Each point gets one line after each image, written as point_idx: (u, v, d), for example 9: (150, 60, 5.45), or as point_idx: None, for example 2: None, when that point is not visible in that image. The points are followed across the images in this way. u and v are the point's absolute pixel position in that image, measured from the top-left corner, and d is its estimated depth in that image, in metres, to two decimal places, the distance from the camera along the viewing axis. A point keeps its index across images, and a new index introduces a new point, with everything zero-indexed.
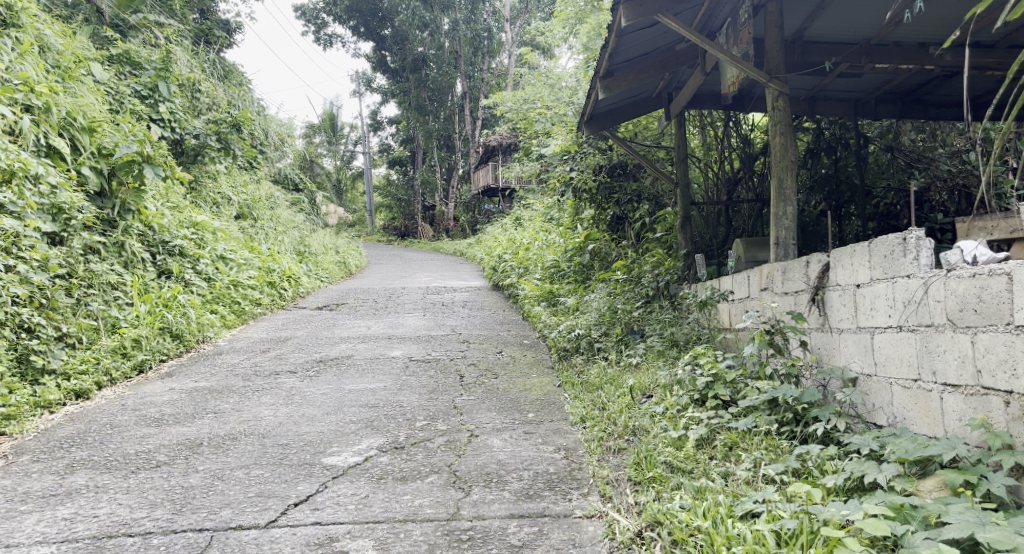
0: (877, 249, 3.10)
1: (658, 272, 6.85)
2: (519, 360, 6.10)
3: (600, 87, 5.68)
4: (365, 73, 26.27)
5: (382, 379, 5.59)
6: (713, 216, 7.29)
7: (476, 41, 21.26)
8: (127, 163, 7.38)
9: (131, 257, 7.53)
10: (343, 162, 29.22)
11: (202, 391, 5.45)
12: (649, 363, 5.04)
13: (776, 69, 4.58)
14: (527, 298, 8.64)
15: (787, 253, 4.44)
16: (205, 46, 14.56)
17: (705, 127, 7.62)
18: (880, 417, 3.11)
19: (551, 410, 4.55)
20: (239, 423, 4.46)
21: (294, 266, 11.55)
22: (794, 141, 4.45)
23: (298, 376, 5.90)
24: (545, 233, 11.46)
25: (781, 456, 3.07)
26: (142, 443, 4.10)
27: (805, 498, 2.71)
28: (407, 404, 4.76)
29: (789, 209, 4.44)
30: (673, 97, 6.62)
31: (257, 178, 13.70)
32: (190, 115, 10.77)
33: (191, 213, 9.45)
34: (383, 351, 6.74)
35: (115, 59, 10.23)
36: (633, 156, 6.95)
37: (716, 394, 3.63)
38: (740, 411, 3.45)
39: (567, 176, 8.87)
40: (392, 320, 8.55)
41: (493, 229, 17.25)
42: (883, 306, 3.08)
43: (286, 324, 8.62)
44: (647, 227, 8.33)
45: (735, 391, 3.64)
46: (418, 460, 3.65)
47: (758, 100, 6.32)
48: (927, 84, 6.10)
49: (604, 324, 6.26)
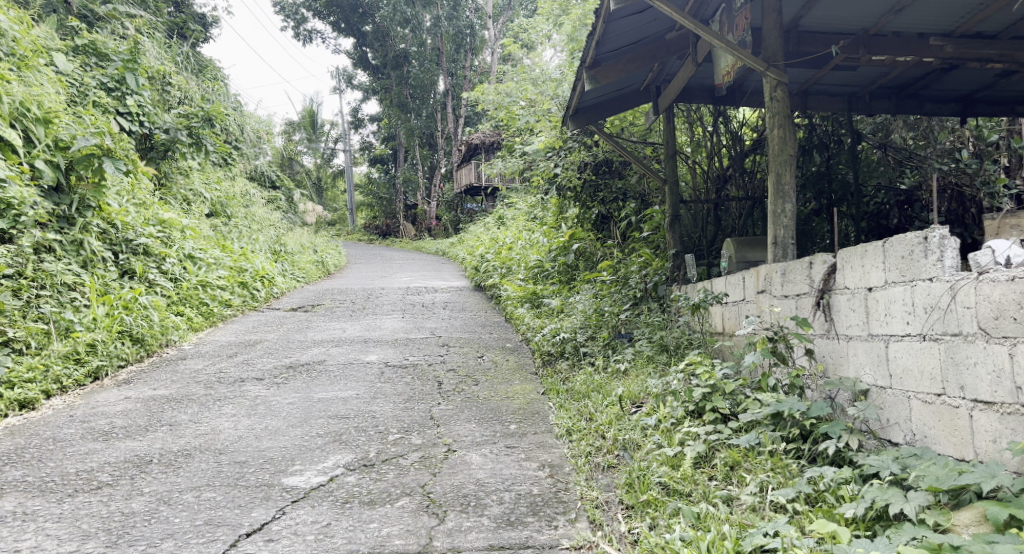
0: (892, 249, 2.82)
1: (645, 273, 6.56)
2: (500, 365, 5.78)
3: (586, 77, 5.35)
4: (345, 70, 25.89)
5: (354, 386, 5.25)
6: (702, 215, 6.98)
7: (458, 38, 21.20)
8: (85, 156, 7.11)
9: (90, 256, 7.22)
10: (324, 160, 28.79)
11: (160, 400, 5.11)
12: (638, 369, 4.77)
13: (774, 56, 4.27)
14: (509, 299, 8.33)
15: (786, 254, 4.14)
16: (180, 40, 14.13)
17: (694, 122, 7.34)
18: (896, 435, 2.83)
19: (534, 421, 4.24)
20: (196, 437, 4.12)
21: (269, 265, 11.18)
22: (793, 133, 4.14)
23: (265, 383, 5.55)
24: (528, 232, 11.18)
25: (789, 479, 2.77)
26: (85, 460, 3.75)
27: (827, 536, 2.42)
28: (381, 415, 4.43)
29: (788, 207, 4.12)
30: (662, 90, 6.35)
31: (232, 174, 13.31)
32: (160, 109, 10.37)
33: (157, 210, 9.08)
34: (358, 356, 6.39)
35: (81, 50, 9.81)
36: (618, 152, 6.67)
37: (714, 407, 3.32)
38: (741, 426, 3.15)
39: (551, 173, 8.68)
40: (369, 322, 8.20)
41: (476, 227, 16.92)
42: (899, 312, 2.80)
43: (257, 327, 8.25)
44: (632, 226, 8.09)
45: (735, 403, 3.34)
46: (387, 480, 3.32)
47: (750, 94, 6.08)
48: (924, 78, 5.83)
49: (590, 327, 5.98)
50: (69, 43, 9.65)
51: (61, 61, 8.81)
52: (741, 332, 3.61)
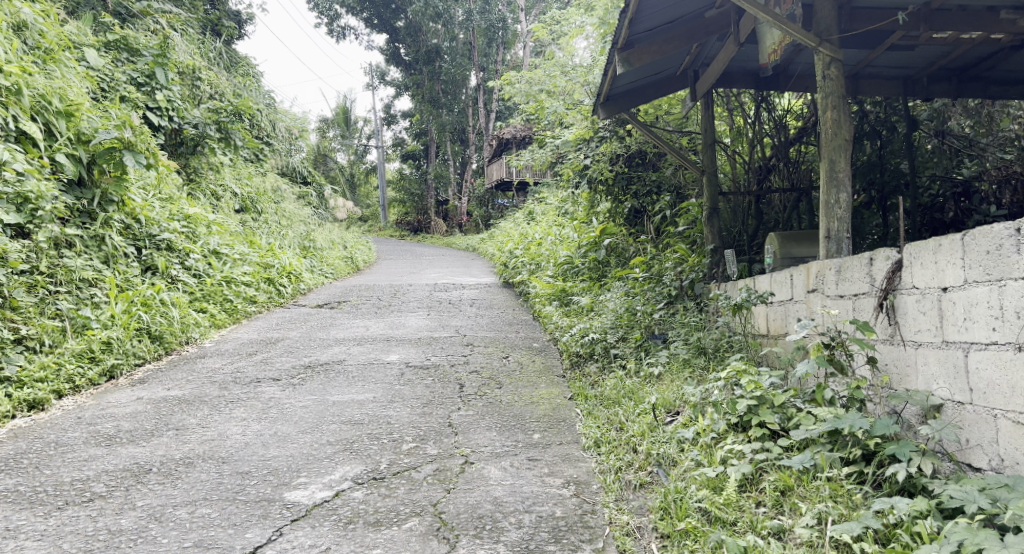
0: (975, 243, 2.47)
1: (681, 270, 6.20)
2: (526, 367, 5.45)
3: (618, 60, 5.00)
4: (378, 66, 25.77)
5: (371, 389, 4.98)
6: (742, 207, 6.56)
7: (490, 32, 20.89)
8: (107, 150, 6.95)
9: (112, 252, 7.07)
10: (356, 156, 28.72)
11: (171, 402, 4.89)
12: (674, 374, 4.43)
13: (828, 30, 3.88)
14: (538, 297, 8.00)
15: (841, 249, 3.73)
16: (213, 36, 14.03)
17: (734, 110, 6.94)
18: (979, 459, 2.48)
19: (560, 430, 3.92)
20: (202, 443, 3.88)
21: (295, 261, 11.00)
22: (848, 115, 3.75)
23: (280, 384, 5.31)
24: (558, 227, 10.86)
25: (852, 510, 2.43)
26: (83, 468, 3.51)
27: None
28: (396, 421, 4.15)
29: (843, 196, 3.73)
30: (699, 75, 5.99)
31: (261, 170, 13.19)
32: (189, 104, 10.23)
33: (183, 205, 8.94)
34: (378, 356, 6.11)
35: (112, 45, 9.72)
36: (652, 141, 6.33)
37: (761, 421, 2.96)
38: (793, 444, 2.79)
39: (581, 165, 8.32)
40: (393, 320, 7.93)
41: (507, 223, 16.63)
42: (983, 317, 2.45)
43: (280, 324, 8.05)
44: (667, 220, 7.72)
45: (785, 417, 2.97)
46: (397, 496, 3.05)
47: (797, 78, 5.71)
48: (991, 56, 5.38)
49: (621, 327, 5.64)
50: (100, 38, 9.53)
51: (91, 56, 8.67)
52: (791, 337, 3.25)
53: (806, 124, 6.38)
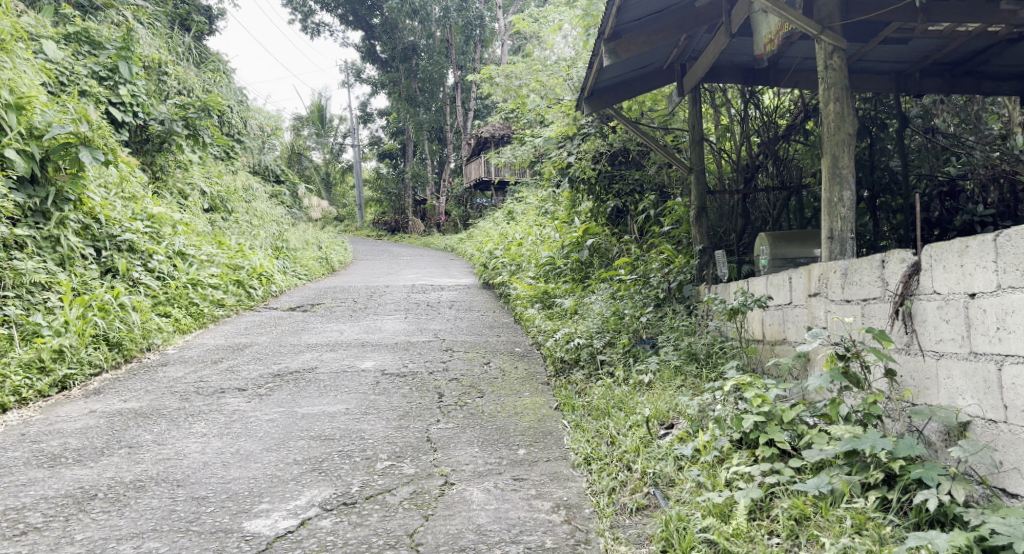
0: (1008, 246, 2.28)
1: (668, 271, 5.97)
2: (509, 374, 5.17)
3: (605, 51, 4.74)
4: (353, 64, 25.35)
5: (344, 400, 4.67)
6: (730, 206, 6.34)
7: (467, 30, 20.60)
8: (62, 146, 6.62)
9: (68, 253, 6.76)
10: (332, 156, 28.26)
11: (127, 415, 4.55)
12: (666, 383, 4.20)
13: (830, 18, 3.65)
14: (519, 299, 7.73)
15: (844, 250, 3.50)
16: (182, 30, 13.58)
17: (721, 106, 6.73)
18: (1016, 484, 2.30)
19: (547, 445, 3.65)
20: (155, 463, 3.55)
21: (268, 262, 10.62)
22: (852, 108, 3.53)
23: (246, 394, 4.99)
24: (538, 227, 10.60)
25: (881, 544, 2.24)
26: (19, 495, 3.18)
27: None
28: (370, 437, 3.85)
29: (846, 195, 3.50)
30: (687, 68, 5.75)
31: (232, 168, 12.77)
32: (155, 100, 9.85)
33: (147, 204, 8.57)
34: (352, 363, 5.78)
35: (72, 37, 9.30)
36: (637, 137, 6.10)
37: (770, 439, 2.76)
38: (808, 468, 2.60)
39: (563, 163, 8.06)
40: (368, 323, 7.61)
41: (486, 223, 16.33)
42: (1020, 326, 2.26)
43: (249, 329, 7.69)
44: (651, 220, 7.49)
45: (796, 436, 2.77)
46: (369, 525, 2.80)
47: (789, 72, 5.53)
48: (986, 51, 5.20)
49: (608, 332, 5.38)
50: (60, 30, 9.12)
51: (50, 49, 8.31)
52: (800, 346, 3.00)
53: (795, 120, 6.18)
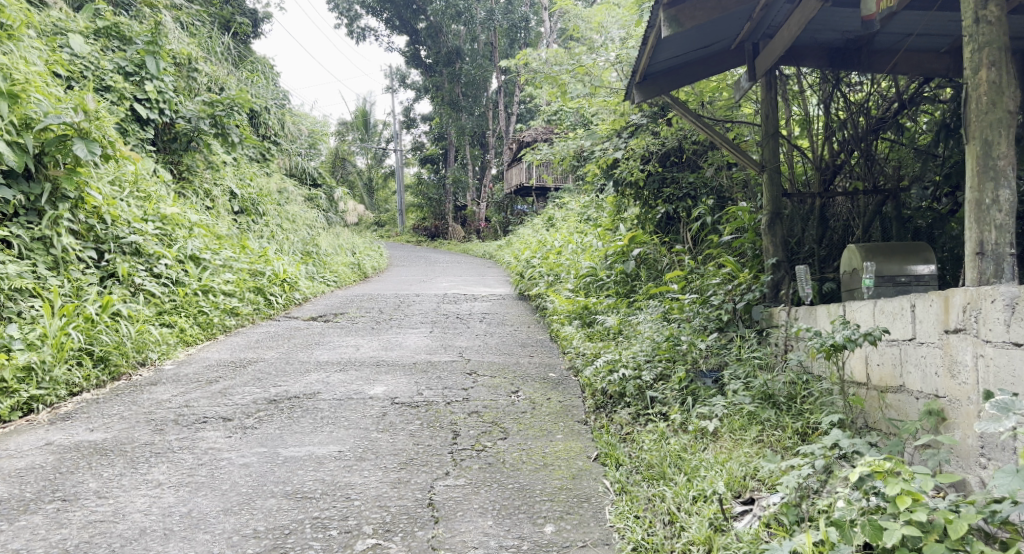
0: None
1: (730, 288, 5.05)
2: (540, 408, 4.29)
3: (664, 20, 3.91)
4: (399, 68, 24.82)
5: (340, 439, 3.84)
6: (804, 212, 5.41)
7: (511, 32, 19.83)
8: (58, 139, 6.00)
9: (63, 256, 6.11)
10: (375, 160, 27.78)
11: (83, 451, 3.82)
12: (737, 434, 3.32)
13: None
14: (556, 315, 6.86)
15: (1001, 270, 2.78)
16: (224, 31, 13.06)
17: (800, 97, 5.78)
18: None
19: (584, 520, 2.82)
20: (80, 529, 2.83)
21: (293, 266, 9.94)
22: (1015, 80, 2.82)
23: (229, 427, 4.20)
24: (581, 235, 9.73)
25: None
26: None
27: None
28: (356, 497, 3.03)
29: (1003, 194, 2.79)
30: (759, 49, 4.88)
31: (267, 169, 12.15)
32: (183, 96, 9.24)
33: (161, 204, 7.91)
34: (360, 387, 4.95)
35: (101, 32, 8.69)
36: (701, 131, 5.19)
37: None
38: None
39: (608, 163, 7.21)
40: (390, 338, 6.82)
41: (525, 230, 15.45)
42: None
43: (261, 342, 6.97)
44: (706, 228, 6.56)
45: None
46: None
47: (900, 53, 4.63)
48: None
49: (660, 360, 4.48)
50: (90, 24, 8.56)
51: (74, 42, 7.78)
52: (976, 426, 2.19)
53: (886, 112, 5.21)
